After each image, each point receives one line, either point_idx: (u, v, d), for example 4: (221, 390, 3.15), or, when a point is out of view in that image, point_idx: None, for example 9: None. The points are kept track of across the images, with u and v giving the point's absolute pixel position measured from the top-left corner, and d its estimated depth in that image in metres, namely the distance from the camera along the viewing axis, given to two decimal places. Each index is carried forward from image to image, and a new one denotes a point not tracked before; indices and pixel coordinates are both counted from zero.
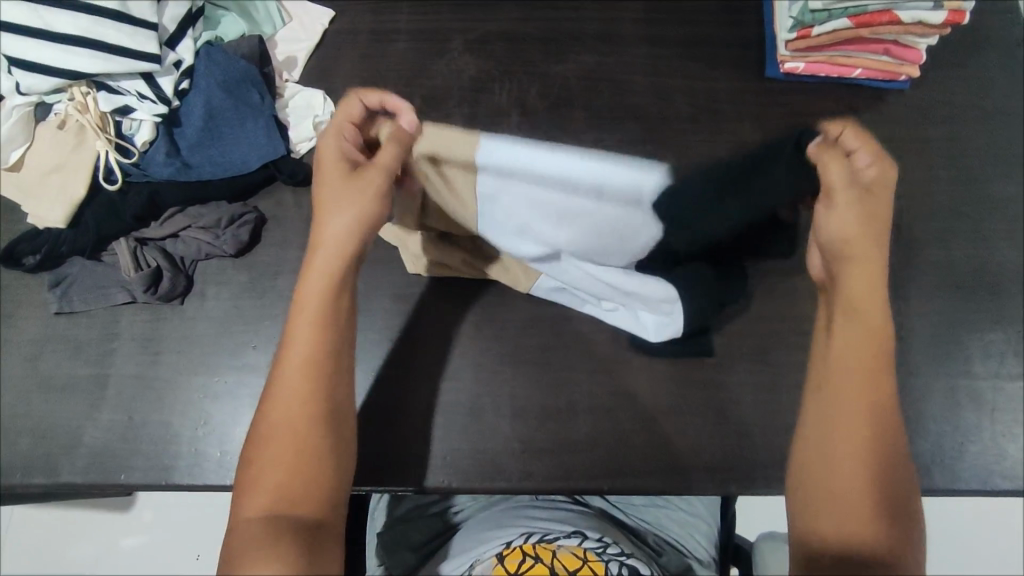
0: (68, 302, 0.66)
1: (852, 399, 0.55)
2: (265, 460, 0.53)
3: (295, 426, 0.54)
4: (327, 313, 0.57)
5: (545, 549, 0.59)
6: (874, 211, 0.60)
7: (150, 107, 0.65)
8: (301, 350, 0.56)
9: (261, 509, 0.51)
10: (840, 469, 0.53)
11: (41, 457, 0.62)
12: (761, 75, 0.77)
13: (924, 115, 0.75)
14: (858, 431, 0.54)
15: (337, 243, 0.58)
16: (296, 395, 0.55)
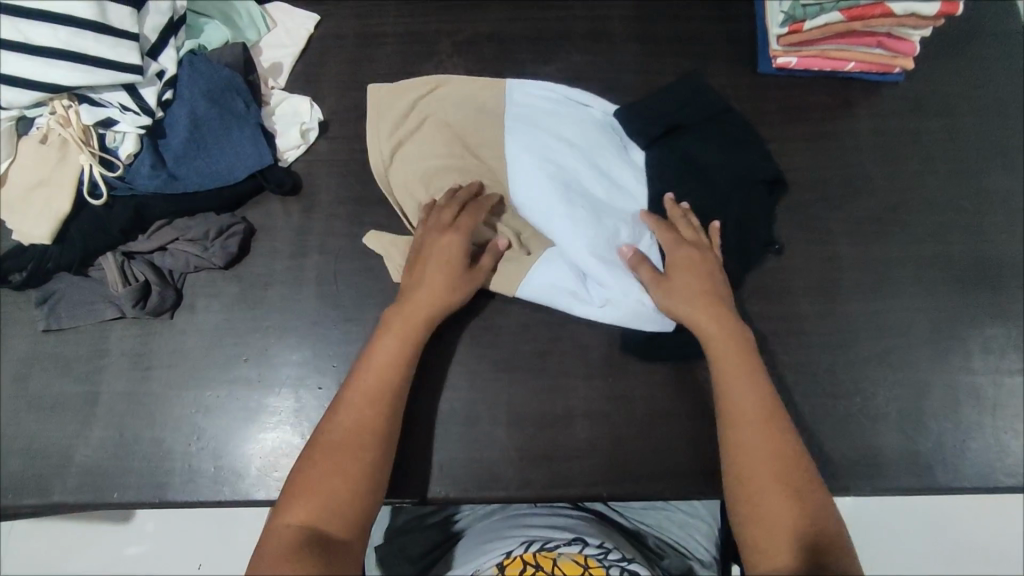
0: (56, 319, 0.65)
1: (756, 442, 0.55)
2: (311, 470, 0.54)
3: (353, 445, 0.55)
4: (408, 358, 0.59)
5: (546, 559, 0.61)
6: (694, 294, 0.61)
7: (133, 118, 0.64)
8: (376, 386, 0.57)
9: (299, 519, 0.51)
10: (778, 517, 0.52)
11: (33, 477, 0.62)
12: (753, 71, 0.76)
13: (918, 107, 0.75)
14: (773, 472, 0.54)
15: (426, 304, 0.60)
16: (360, 421, 0.56)
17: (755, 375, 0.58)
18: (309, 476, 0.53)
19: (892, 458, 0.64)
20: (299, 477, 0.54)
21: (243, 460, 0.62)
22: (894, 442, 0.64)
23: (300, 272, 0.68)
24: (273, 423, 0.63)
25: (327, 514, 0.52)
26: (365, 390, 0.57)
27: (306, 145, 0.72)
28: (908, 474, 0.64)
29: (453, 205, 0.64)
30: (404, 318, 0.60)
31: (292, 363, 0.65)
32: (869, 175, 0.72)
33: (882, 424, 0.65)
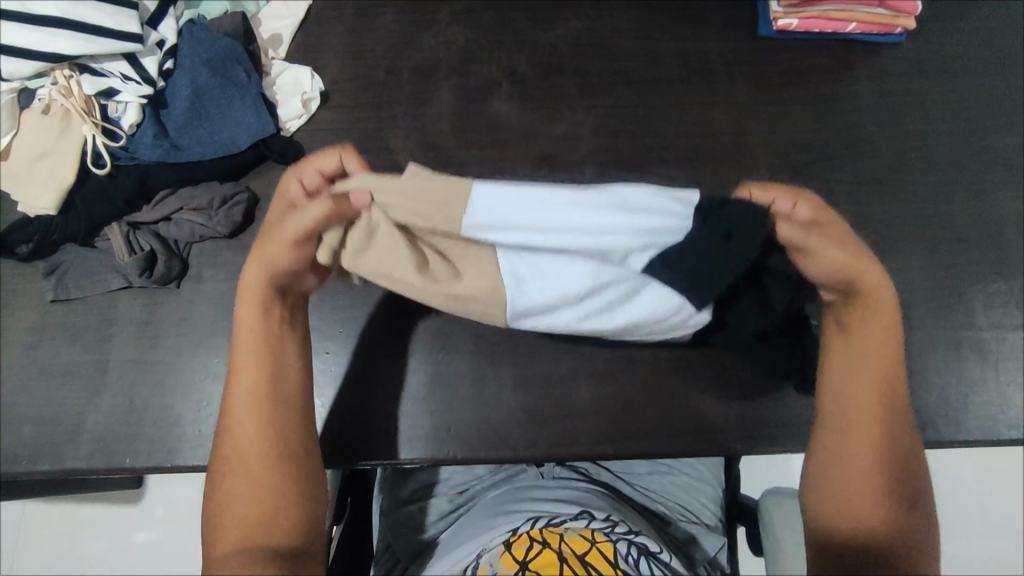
0: (63, 289, 0.65)
1: (868, 432, 0.56)
2: (238, 490, 0.54)
3: (251, 460, 0.54)
4: (267, 352, 0.56)
5: (552, 534, 0.59)
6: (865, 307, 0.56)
7: (135, 88, 0.64)
8: (246, 394, 0.55)
9: (232, 543, 0.52)
10: (864, 501, 0.55)
11: (45, 445, 0.62)
12: (753, 35, 0.76)
13: (920, 67, 0.74)
14: (875, 460, 0.55)
15: (257, 291, 0.55)
16: (259, 437, 0.54)
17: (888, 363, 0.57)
18: (237, 494, 0.54)
19: None
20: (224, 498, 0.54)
21: None
22: None
23: None
24: None
25: (265, 531, 0.53)
26: (240, 400, 0.55)
27: (307, 115, 0.72)
28: (913, 430, 0.64)
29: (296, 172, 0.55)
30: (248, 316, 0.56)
31: None
32: (871, 135, 0.72)
33: None
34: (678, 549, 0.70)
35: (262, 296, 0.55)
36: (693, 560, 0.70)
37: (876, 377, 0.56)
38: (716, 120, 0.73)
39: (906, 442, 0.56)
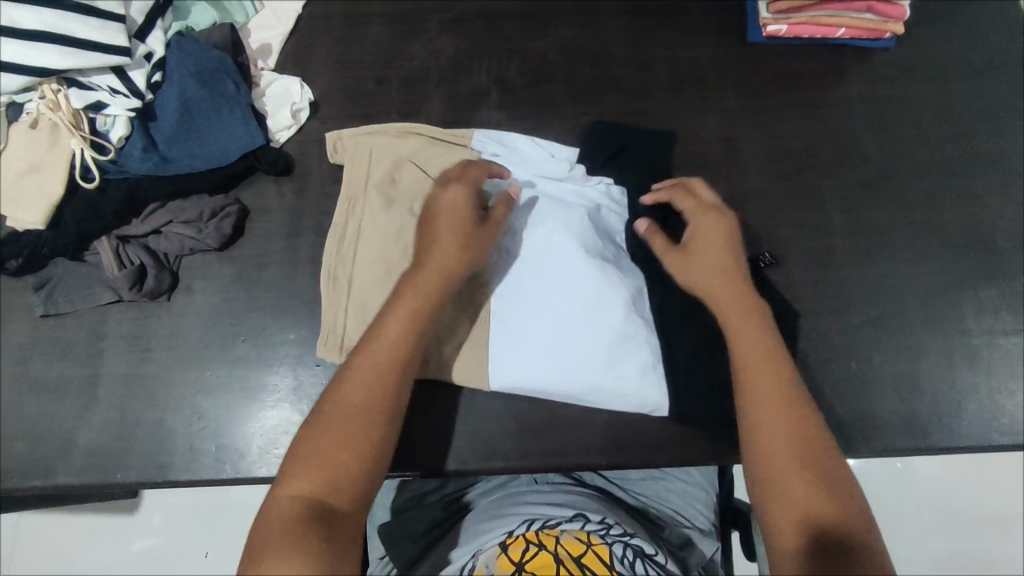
0: (53, 304, 0.65)
1: (777, 417, 0.50)
2: (318, 440, 0.49)
3: (352, 416, 0.50)
4: (415, 324, 0.55)
5: (548, 536, 0.60)
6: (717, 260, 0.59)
7: (123, 101, 0.64)
8: (383, 356, 0.53)
9: (299, 490, 0.47)
10: (800, 487, 0.47)
11: (36, 461, 0.62)
12: (743, 41, 0.76)
13: (909, 72, 0.74)
14: (790, 444, 0.49)
15: (435, 264, 0.57)
16: (366, 397, 0.51)
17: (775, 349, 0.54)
18: (313, 444, 0.49)
19: (888, 421, 0.64)
20: (299, 448, 0.49)
21: (244, 439, 0.63)
22: (889, 405, 0.65)
23: (294, 252, 0.68)
24: (273, 401, 0.64)
25: (329, 491, 0.47)
26: (375, 356, 0.53)
27: (297, 126, 0.72)
28: (904, 436, 0.64)
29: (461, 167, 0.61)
30: (424, 283, 0.56)
31: (290, 342, 0.65)
32: (861, 141, 0.72)
33: (879, 388, 0.65)
34: (673, 552, 0.70)
35: (429, 263, 0.57)
36: (687, 565, 0.70)
37: (772, 365, 0.53)
38: (705, 127, 0.73)
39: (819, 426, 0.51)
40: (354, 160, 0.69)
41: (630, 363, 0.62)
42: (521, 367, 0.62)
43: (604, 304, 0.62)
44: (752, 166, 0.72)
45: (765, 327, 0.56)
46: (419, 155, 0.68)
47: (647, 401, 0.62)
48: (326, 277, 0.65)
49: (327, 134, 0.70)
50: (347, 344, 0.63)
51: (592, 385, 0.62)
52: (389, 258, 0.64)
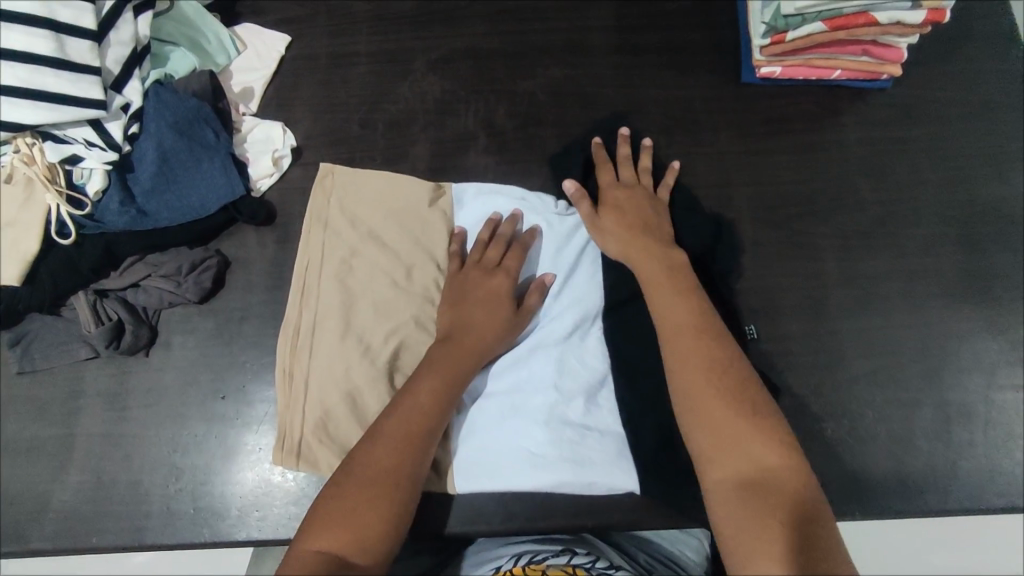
0: (29, 361, 0.64)
1: (693, 352, 0.55)
2: (341, 501, 0.51)
3: (386, 475, 0.52)
4: (449, 394, 0.58)
5: (533, 569, 0.59)
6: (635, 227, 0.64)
7: (99, 154, 0.62)
8: (416, 418, 0.56)
9: (321, 543, 0.49)
10: (740, 442, 0.50)
11: (11, 525, 0.61)
12: (737, 81, 0.74)
13: (907, 114, 0.73)
14: (720, 396, 0.52)
15: (467, 332, 0.61)
16: (394, 458, 0.53)
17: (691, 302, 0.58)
18: (338, 504, 0.51)
19: (882, 481, 0.63)
20: (322, 507, 0.51)
21: (222, 501, 0.61)
22: (883, 465, 0.63)
23: (276, 306, 0.67)
24: (251, 462, 0.62)
25: (351, 546, 0.49)
26: (404, 420, 0.55)
27: (279, 173, 0.70)
28: (897, 498, 0.62)
29: (500, 250, 0.65)
30: (462, 350, 0.60)
31: (269, 399, 0.64)
32: (857, 186, 0.71)
33: (873, 446, 0.63)
34: None
35: (465, 342, 0.60)
36: None
37: (689, 317, 0.57)
38: (697, 172, 0.71)
39: (744, 372, 0.54)
40: (306, 248, 0.67)
41: (597, 455, 0.62)
42: (487, 470, 0.62)
43: (567, 396, 0.63)
44: (745, 215, 0.70)
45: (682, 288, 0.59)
46: (388, 239, 0.67)
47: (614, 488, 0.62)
48: (281, 375, 0.63)
49: (321, 165, 0.70)
50: (303, 451, 0.61)
51: (558, 481, 0.61)
52: (349, 357, 0.63)
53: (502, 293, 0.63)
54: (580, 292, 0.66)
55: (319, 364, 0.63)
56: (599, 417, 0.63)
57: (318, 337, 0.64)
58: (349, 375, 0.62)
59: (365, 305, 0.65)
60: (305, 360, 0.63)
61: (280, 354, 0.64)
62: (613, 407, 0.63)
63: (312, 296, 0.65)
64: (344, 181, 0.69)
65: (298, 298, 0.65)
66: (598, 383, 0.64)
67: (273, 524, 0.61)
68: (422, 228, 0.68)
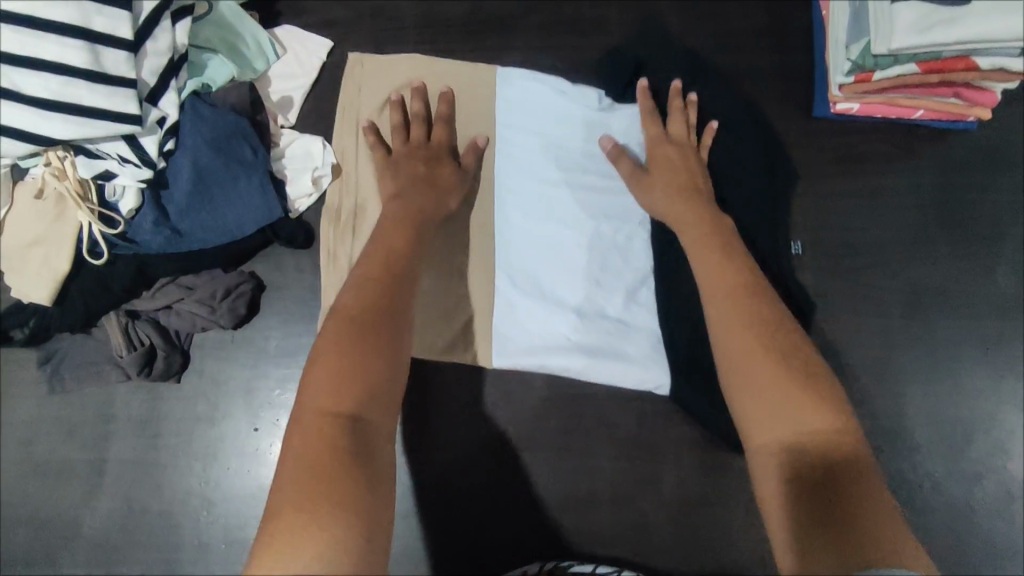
0: (59, 381, 0.61)
1: (732, 309, 0.50)
2: (317, 362, 0.44)
3: (351, 328, 0.46)
4: (408, 254, 0.53)
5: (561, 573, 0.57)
6: (671, 172, 0.60)
7: (133, 172, 0.59)
8: (376, 276, 0.50)
9: (320, 406, 0.41)
10: (774, 379, 0.45)
11: (42, 548, 0.60)
12: (808, 114, 0.69)
13: (989, 161, 0.68)
14: (762, 350, 0.47)
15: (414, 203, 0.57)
16: (370, 303, 0.48)
17: (730, 248, 0.55)
18: (316, 366, 0.44)
19: (930, 551, 0.61)
20: (304, 378, 0.43)
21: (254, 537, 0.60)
22: (937, 536, 0.61)
23: (312, 336, 0.64)
24: None
25: (350, 404, 0.42)
26: (356, 283, 0.50)
27: (319, 193, 0.66)
28: (943, 568, 0.61)
29: (423, 126, 0.63)
30: (408, 218, 0.56)
31: None
32: (932, 238, 0.66)
33: (924, 516, 0.61)
34: None
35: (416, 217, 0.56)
36: None
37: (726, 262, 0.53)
38: None
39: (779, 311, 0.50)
40: (339, 137, 0.68)
41: (633, 350, 0.62)
42: (521, 346, 0.62)
43: (606, 289, 0.63)
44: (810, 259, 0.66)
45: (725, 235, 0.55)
46: None
47: (649, 387, 0.62)
48: (325, 256, 0.65)
49: (349, 56, 0.69)
50: None
51: (595, 368, 0.61)
52: None
53: (435, 157, 0.62)
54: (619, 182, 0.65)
55: (363, 242, 0.65)
56: (636, 316, 0.63)
57: (362, 219, 0.66)
58: None
59: None
60: (348, 242, 0.65)
61: (323, 236, 0.66)
62: (651, 308, 0.63)
63: (353, 182, 0.67)
64: (372, 71, 0.68)
65: (337, 182, 0.67)
66: (638, 280, 0.64)
67: None
68: (466, 121, 0.66)
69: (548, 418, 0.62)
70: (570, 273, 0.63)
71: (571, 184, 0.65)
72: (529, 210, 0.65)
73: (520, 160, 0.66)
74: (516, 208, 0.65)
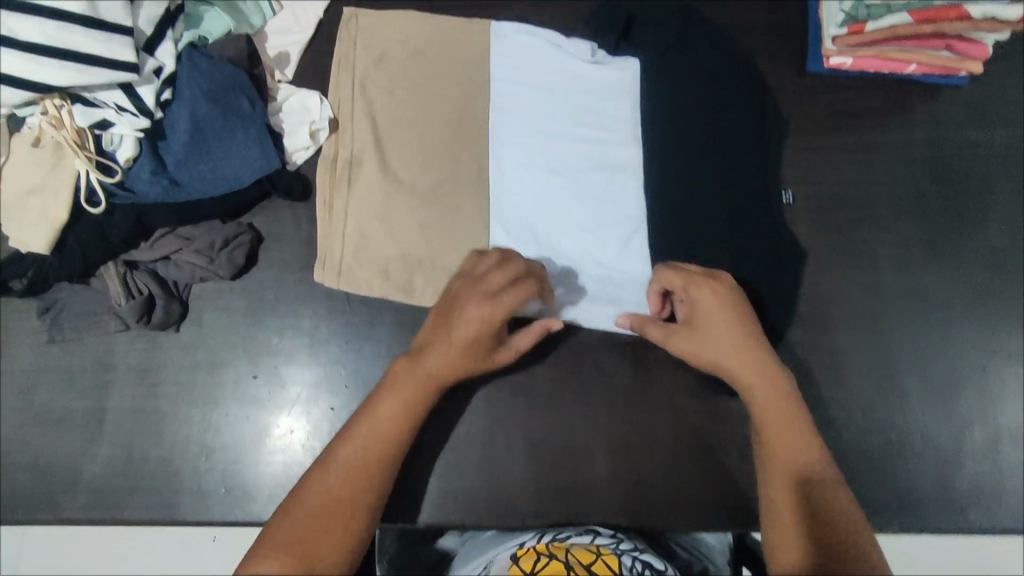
0: (58, 330, 0.62)
1: (750, 373, 0.56)
2: (316, 489, 0.50)
3: (368, 461, 0.52)
4: (458, 342, 0.55)
5: (558, 548, 0.60)
6: (715, 333, 0.57)
7: (130, 120, 0.59)
8: (415, 387, 0.54)
9: (272, 568, 0.46)
10: (793, 444, 0.54)
11: (41, 494, 0.60)
12: (801, 70, 0.70)
13: (983, 116, 0.68)
14: (782, 411, 0.55)
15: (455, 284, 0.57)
16: (350, 490, 0.51)
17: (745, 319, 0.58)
18: (301, 526, 0.49)
19: (925, 499, 0.61)
20: (270, 530, 0.49)
21: (253, 482, 0.61)
22: (928, 482, 0.61)
23: (309, 286, 0.65)
24: (283, 443, 0.62)
25: (306, 569, 0.47)
26: (391, 408, 0.54)
27: (316, 146, 0.67)
28: (937, 516, 0.61)
29: None
30: (445, 311, 0.57)
31: (304, 381, 0.63)
32: (923, 192, 0.67)
33: (918, 464, 0.62)
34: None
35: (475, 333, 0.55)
36: None
37: (744, 352, 0.57)
38: None
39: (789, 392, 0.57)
40: (336, 90, 0.68)
41: (626, 296, 0.63)
42: None
43: (600, 237, 0.65)
44: (803, 212, 0.67)
45: (731, 305, 0.58)
46: (428, 83, 0.68)
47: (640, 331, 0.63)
48: (321, 207, 0.65)
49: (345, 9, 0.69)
50: (344, 270, 0.64)
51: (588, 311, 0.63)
52: (387, 186, 0.65)
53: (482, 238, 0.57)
54: (610, 134, 0.68)
55: (359, 192, 0.65)
56: (629, 263, 0.64)
57: (358, 170, 0.66)
58: (386, 202, 0.65)
59: (401, 137, 0.67)
60: (344, 190, 0.66)
61: (320, 186, 0.66)
62: (642, 254, 0.65)
63: (350, 132, 0.67)
64: (370, 26, 0.69)
65: (335, 135, 0.67)
66: (630, 229, 0.65)
67: None
68: (460, 73, 0.69)
69: (544, 365, 0.63)
70: (564, 221, 0.65)
71: (563, 136, 0.67)
72: (524, 161, 0.66)
73: (515, 113, 0.68)
74: (511, 159, 0.66)
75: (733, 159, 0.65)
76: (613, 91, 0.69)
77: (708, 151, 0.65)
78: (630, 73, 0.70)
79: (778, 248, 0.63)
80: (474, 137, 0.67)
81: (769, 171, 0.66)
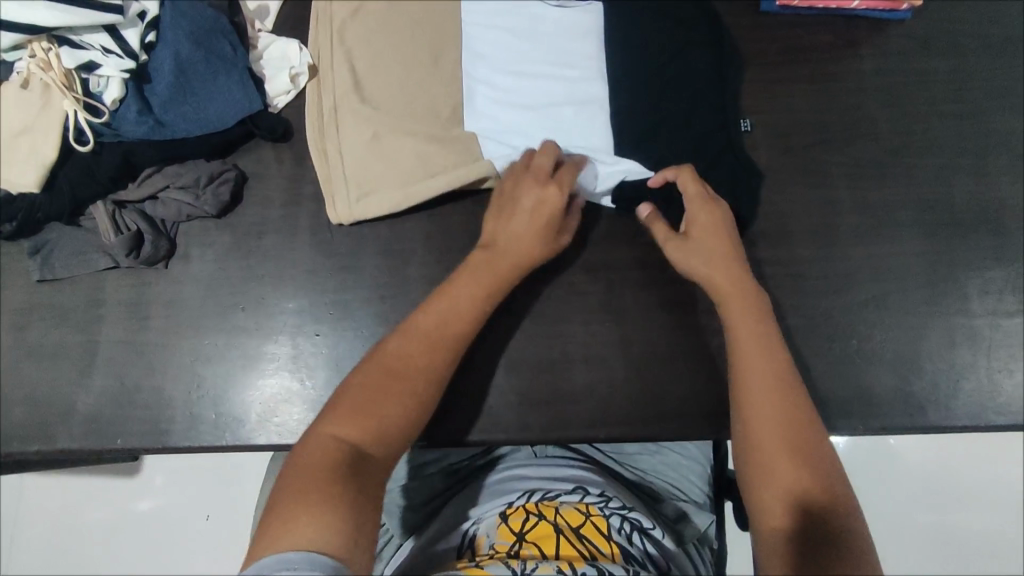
0: (49, 269, 0.65)
1: (740, 310, 0.58)
2: (374, 372, 0.53)
3: (435, 344, 0.56)
4: (530, 227, 0.60)
5: (548, 507, 0.58)
6: (712, 250, 0.60)
7: (116, 62, 0.61)
8: (484, 274, 0.59)
9: (335, 435, 0.49)
10: (776, 382, 0.53)
11: (36, 425, 0.62)
12: (755, 9, 0.74)
13: (926, 46, 0.73)
14: (771, 353, 0.55)
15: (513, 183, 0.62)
16: (427, 360, 0.55)
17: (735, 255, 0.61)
18: (359, 399, 0.52)
19: (886, 399, 0.64)
20: (342, 397, 0.52)
21: (243, 407, 0.63)
22: (889, 383, 0.65)
23: (294, 221, 0.68)
24: (272, 369, 0.64)
25: (369, 440, 0.50)
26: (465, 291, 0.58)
27: (296, 91, 0.70)
28: (898, 414, 0.64)
29: None
30: (504, 205, 0.62)
31: (290, 311, 0.65)
32: (873, 116, 0.71)
33: (878, 366, 0.65)
34: (669, 525, 0.67)
35: (541, 214, 0.60)
36: (682, 536, 0.67)
37: (736, 287, 0.59)
38: None
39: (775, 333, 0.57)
40: (316, 41, 0.71)
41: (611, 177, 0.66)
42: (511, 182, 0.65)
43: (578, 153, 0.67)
44: (763, 139, 0.71)
45: (727, 239, 0.61)
46: (399, 27, 0.71)
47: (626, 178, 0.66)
48: (316, 150, 0.68)
49: None
50: (352, 201, 0.66)
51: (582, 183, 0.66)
52: (376, 122, 0.67)
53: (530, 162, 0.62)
54: (575, 67, 0.70)
55: (349, 130, 0.68)
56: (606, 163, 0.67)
57: (343, 111, 0.68)
58: (377, 136, 0.67)
59: (380, 78, 0.69)
60: (334, 131, 0.68)
61: (311, 132, 0.69)
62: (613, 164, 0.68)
63: (332, 76, 0.69)
64: None
65: (317, 81, 0.70)
66: (603, 149, 0.67)
67: (292, 432, 0.62)
68: (431, 14, 0.71)
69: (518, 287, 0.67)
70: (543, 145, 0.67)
71: (530, 71, 0.69)
72: (495, 97, 0.69)
73: (484, 54, 0.70)
74: (481, 94, 0.69)
75: (695, 85, 0.68)
76: (576, 28, 0.71)
77: (673, 82, 0.68)
78: (591, 15, 0.71)
79: (743, 158, 0.68)
80: (445, 75, 0.70)
81: (729, 96, 0.69)
